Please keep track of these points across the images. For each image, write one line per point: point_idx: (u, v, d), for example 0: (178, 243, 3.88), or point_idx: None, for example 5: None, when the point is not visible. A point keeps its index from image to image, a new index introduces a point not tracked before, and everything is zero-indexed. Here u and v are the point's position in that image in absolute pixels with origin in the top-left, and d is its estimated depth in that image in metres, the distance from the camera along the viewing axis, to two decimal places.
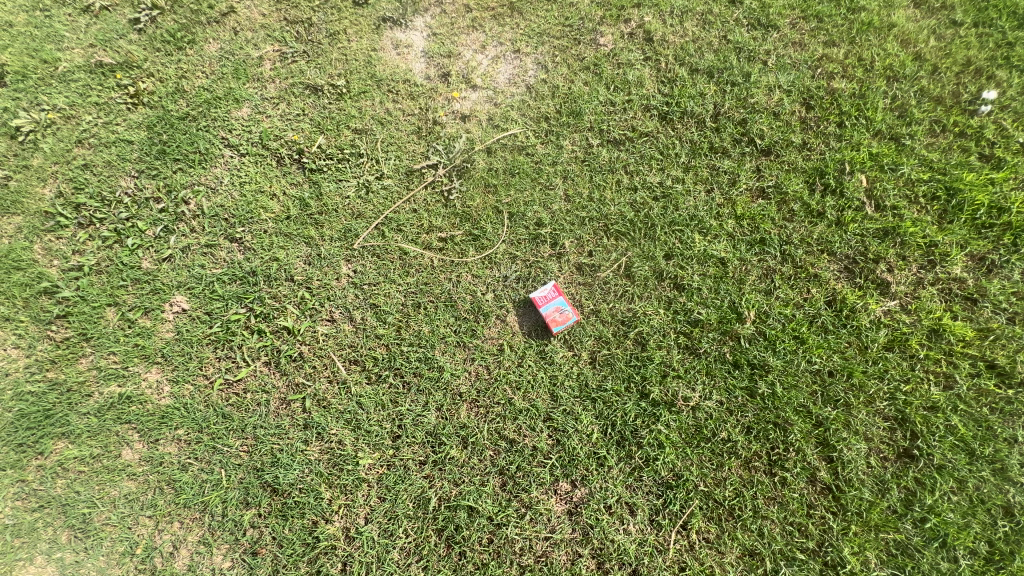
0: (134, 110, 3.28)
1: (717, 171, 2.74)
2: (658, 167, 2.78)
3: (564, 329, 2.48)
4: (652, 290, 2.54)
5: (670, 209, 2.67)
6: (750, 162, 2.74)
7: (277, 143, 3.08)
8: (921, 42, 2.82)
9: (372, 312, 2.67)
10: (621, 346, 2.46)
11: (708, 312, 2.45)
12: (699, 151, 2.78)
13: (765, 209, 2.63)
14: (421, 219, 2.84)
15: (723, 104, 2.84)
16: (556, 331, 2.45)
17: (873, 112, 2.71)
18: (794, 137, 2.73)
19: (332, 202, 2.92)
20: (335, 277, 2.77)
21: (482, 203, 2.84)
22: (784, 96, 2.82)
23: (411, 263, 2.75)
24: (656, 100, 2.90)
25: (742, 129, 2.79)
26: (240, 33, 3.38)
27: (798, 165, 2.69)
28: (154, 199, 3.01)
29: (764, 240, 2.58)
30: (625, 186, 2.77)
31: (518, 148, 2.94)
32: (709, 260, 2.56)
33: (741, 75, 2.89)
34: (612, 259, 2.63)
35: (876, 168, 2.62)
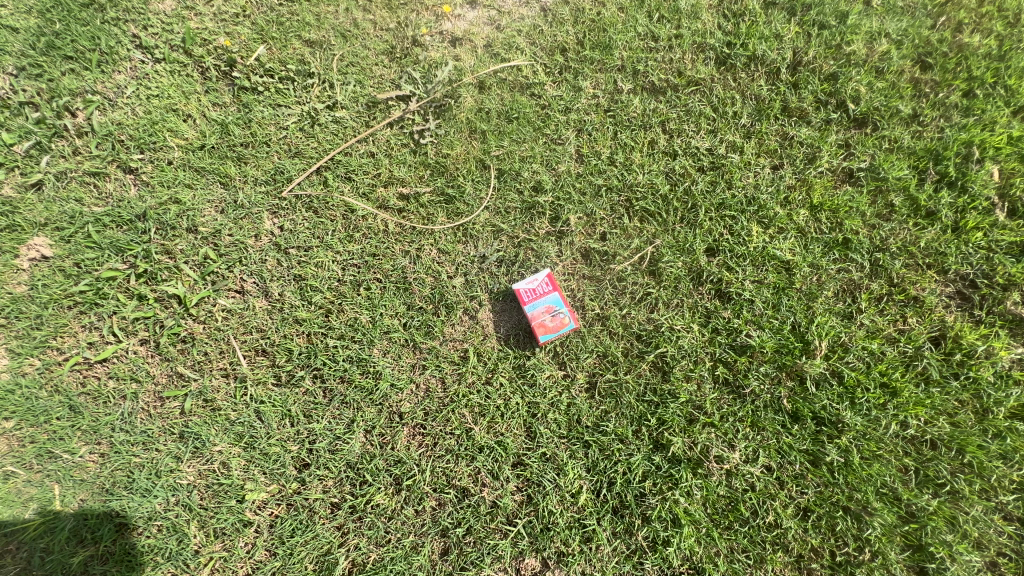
0: None
1: (790, 142, 1.98)
2: (709, 128, 2.02)
3: (557, 339, 1.77)
4: (683, 297, 1.82)
5: (720, 186, 1.92)
6: (836, 134, 1.98)
7: (202, 49, 2.29)
8: None
9: (295, 286, 1.94)
10: (632, 372, 1.75)
11: (762, 336, 1.73)
12: (768, 112, 2.01)
13: (854, 200, 1.88)
14: (378, 168, 2.09)
15: (806, 50, 2.06)
16: (544, 343, 1.74)
17: (1015, 80, 1.94)
18: (901, 105, 1.97)
19: (264, 132, 2.17)
20: (254, 234, 2.03)
21: (463, 154, 2.08)
22: (892, 48, 2.04)
23: (358, 225, 2.02)
24: (715, 39, 2.12)
25: (831, 86, 2.02)
26: None
27: (903, 144, 1.93)
28: (31, 105, 2.23)
29: (847, 244, 1.84)
30: (661, 150, 2.01)
31: (520, 87, 2.18)
32: (768, 263, 1.83)
33: (833, 15, 2.11)
34: (632, 248, 1.89)
35: (1017, 157, 1.86)
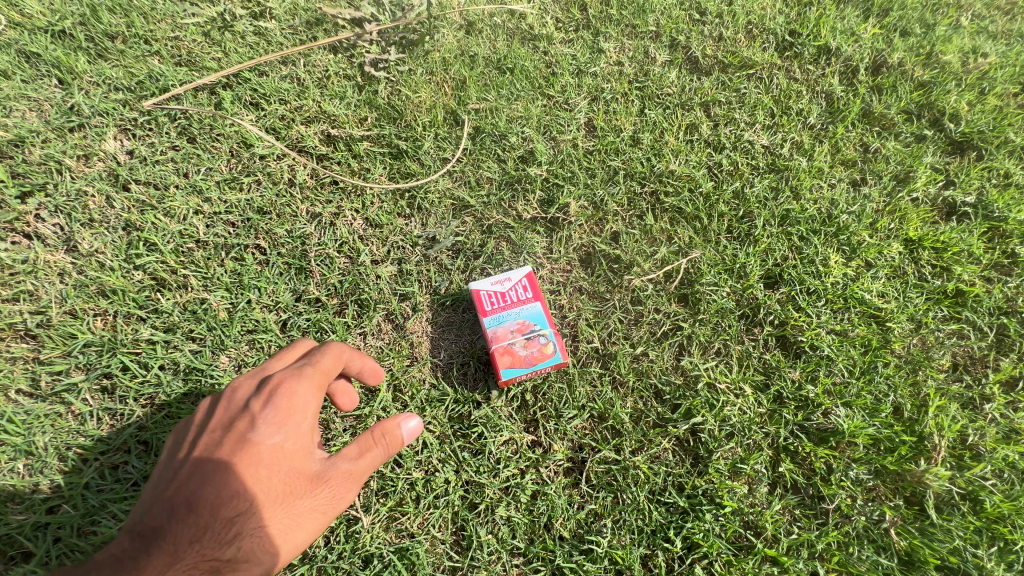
0: None
1: (874, 155, 1.46)
2: (768, 121, 1.49)
3: (531, 379, 1.08)
4: (728, 343, 1.18)
5: (784, 195, 1.36)
6: (932, 154, 1.47)
7: None
8: None
9: (119, 239, 1.20)
10: (643, 453, 1.07)
11: (851, 418, 1.09)
12: (846, 113, 1.50)
13: (967, 239, 1.33)
14: (302, 99, 1.44)
15: (890, 51, 1.60)
16: (511, 382, 1.05)
17: None
18: (1012, 132, 1.49)
19: (148, 27, 1.50)
20: (80, 155, 1.30)
21: (429, 99, 1.46)
22: (993, 67, 1.61)
23: (251, 167, 1.33)
24: (777, 22, 1.65)
25: (923, 97, 1.54)
26: None
27: (1020, 179, 1.43)
28: None
29: (959, 299, 1.27)
30: (704, 138, 1.45)
31: (522, 37, 1.62)
32: (853, 309, 1.23)
33: (918, 23, 1.69)
34: (657, 259, 1.26)
35: None
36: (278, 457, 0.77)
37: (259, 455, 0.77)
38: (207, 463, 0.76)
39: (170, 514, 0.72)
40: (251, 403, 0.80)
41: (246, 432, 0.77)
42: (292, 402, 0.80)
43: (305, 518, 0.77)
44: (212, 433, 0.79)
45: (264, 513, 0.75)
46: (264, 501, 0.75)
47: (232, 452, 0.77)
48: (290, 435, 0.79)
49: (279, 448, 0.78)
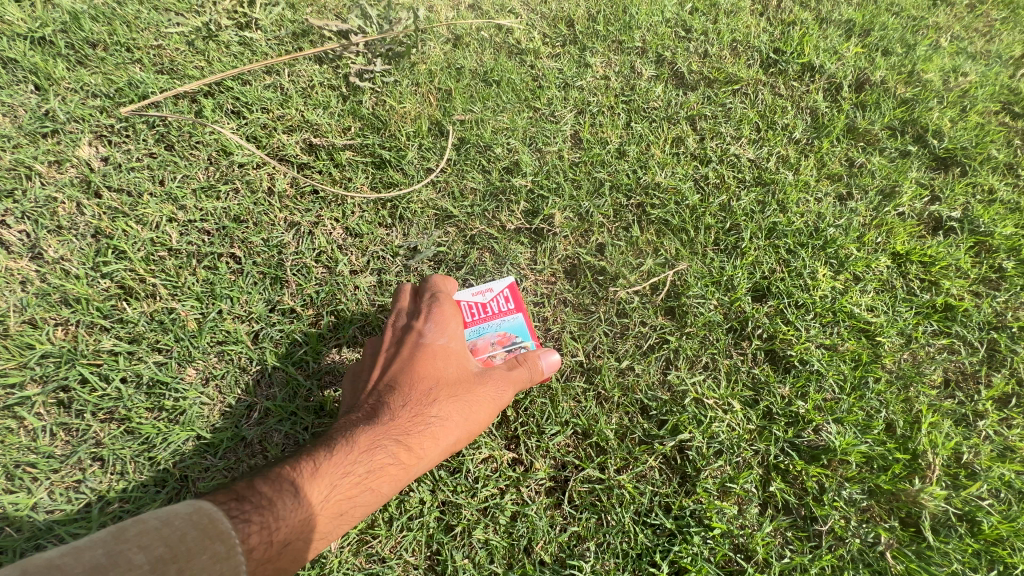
0: None
1: (860, 170, 1.46)
2: (753, 136, 1.49)
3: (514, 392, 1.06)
4: (716, 356, 1.15)
5: (771, 207, 1.35)
6: (917, 170, 1.47)
7: None
8: None
9: (87, 246, 1.15)
10: (628, 471, 1.03)
11: (842, 435, 1.05)
12: (830, 128, 1.50)
13: (955, 253, 1.32)
14: (285, 108, 1.42)
15: (872, 69, 1.62)
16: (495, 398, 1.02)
17: None
18: (995, 149, 1.50)
19: (130, 35, 1.49)
20: (53, 160, 1.27)
21: (414, 110, 1.45)
22: (974, 87, 1.63)
23: (229, 175, 1.30)
24: (761, 40, 1.67)
25: (906, 114, 1.55)
26: None
27: (1004, 195, 1.44)
28: None
29: (948, 313, 1.26)
30: (690, 151, 1.44)
31: (509, 51, 1.63)
32: (842, 323, 1.21)
33: (899, 43, 1.72)
34: (643, 270, 1.24)
35: None
36: (451, 355, 0.93)
37: (432, 355, 0.92)
38: (392, 372, 0.91)
39: (378, 402, 0.88)
40: (413, 320, 0.96)
41: (420, 336, 0.93)
42: (446, 313, 0.96)
43: (485, 398, 0.92)
44: (388, 348, 0.94)
45: (449, 400, 0.89)
46: (447, 385, 0.90)
47: (414, 350, 0.92)
48: (453, 338, 0.94)
49: (449, 348, 0.93)
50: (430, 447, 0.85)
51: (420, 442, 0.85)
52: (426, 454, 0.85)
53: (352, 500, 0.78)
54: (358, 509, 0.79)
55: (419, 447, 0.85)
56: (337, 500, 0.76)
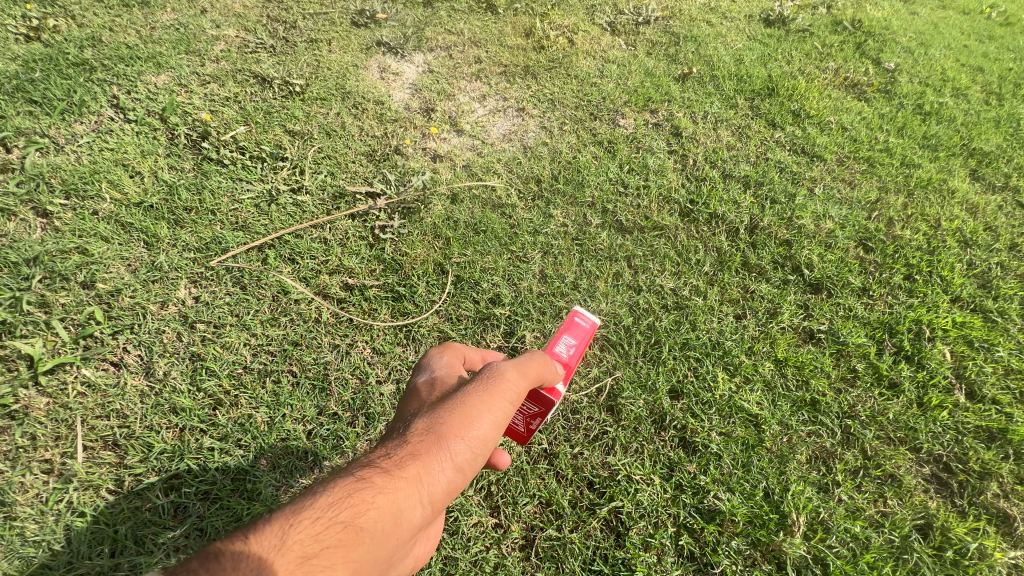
0: (22, 43, 2.54)
1: (752, 294, 1.97)
2: (673, 269, 2.03)
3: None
4: (643, 442, 1.58)
5: (684, 326, 1.85)
6: (794, 294, 2.00)
7: (180, 119, 2.29)
8: (990, 214, 2.39)
9: (187, 367, 1.60)
10: (578, 530, 1.42)
11: (732, 500, 1.47)
12: (730, 263, 2.05)
13: (818, 359, 1.81)
14: (327, 255, 1.93)
15: (761, 216, 2.21)
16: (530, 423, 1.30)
17: (948, 272, 2.10)
18: (851, 277, 2.05)
19: (214, 201, 2.03)
20: (160, 300, 1.74)
21: (422, 255, 1.97)
22: (836, 228, 2.22)
23: (286, 309, 1.77)
24: (679, 194, 2.27)
25: (786, 250, 2.12)
26: (207, 13, 2.91)
27: (857, 312, 1.96)
28: None
29: (816, 405, 1.71)
30: (626, 282, 1.97)
31: (492, 203, 2.19)
32: (736, 414, 1.66)
33: (782, 193, 2.34)
34: (589, 377, 1.71)
35: (963, 342, 1.91)
36: (436, 382, 1.01)
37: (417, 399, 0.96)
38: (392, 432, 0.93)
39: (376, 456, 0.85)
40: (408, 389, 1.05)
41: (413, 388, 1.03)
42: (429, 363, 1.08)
43: (482, 390, 0.89)
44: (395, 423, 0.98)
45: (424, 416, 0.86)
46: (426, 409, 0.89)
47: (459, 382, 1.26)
48: (437, 372, 1.03)
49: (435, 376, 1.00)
50: (412, 457, 0.78)
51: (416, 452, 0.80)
52: (424, 460, 0.79)
53: (333, 528, 0.67)
54: (349, 540, 0.67)
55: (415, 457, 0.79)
56: (322, 527, 0.67)
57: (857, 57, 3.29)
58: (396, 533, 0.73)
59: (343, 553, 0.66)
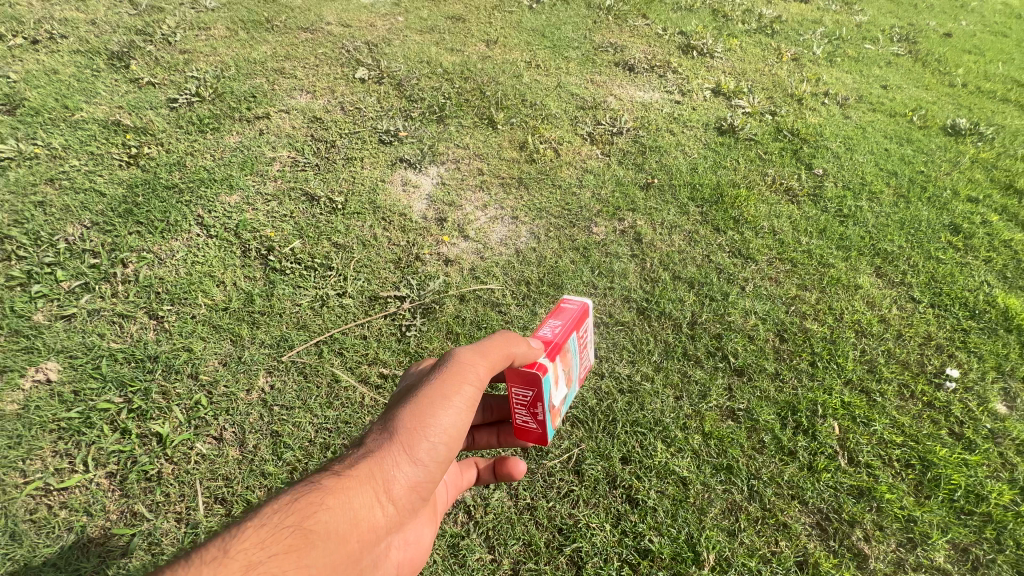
0: (125, 169, 3.26)
1: (689, 379, 2.59)
2: (629, 359, 2.66)
3: (553, 404, 1.77)
4: (600, 497, 2.19)
5: (634, 406, 2.47)
6: (722, 378, 2.61)
7: (251, 235, 2.97)
8: (885, 307, 3.04)
9: (269, 441, 2.21)
10: (550, 563, 2.02)
11: (661, 541, 2.06)
12: (673, 353, 2.68)
13: (735, 432, 2.42)
14: (367, 350, 2.56)
15: (699, 314, 2.86)
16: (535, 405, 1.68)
17: (843, 359, 2.73)
18: (766, 365, 2.68)
19: (280, 305, 2.68)
20: (245, 388, 2.36)
21: (438, 348, 2.60)
22: (758, 322, 2.86)
23: (338, 394, 2.38)
24: (636, 295, 2.93)
25: (717, 342, 2.75)
26: (264, 136, 3.63)
27: (769, 393, 2.57)
28: (92, 252, 2.77)
29: (731, 468, 2.30)
30: (592, 370, 2.61)
31: (492, 303, 2.83)
32: (669, 475, 2.26)
33: (719, 292, 2.99)
34: (561, 448, 2.35)
35: (849, 418, 2.52)
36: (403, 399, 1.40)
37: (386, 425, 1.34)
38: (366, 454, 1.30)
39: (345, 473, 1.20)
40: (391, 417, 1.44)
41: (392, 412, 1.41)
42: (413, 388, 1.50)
43: (427, 399, 1.28)
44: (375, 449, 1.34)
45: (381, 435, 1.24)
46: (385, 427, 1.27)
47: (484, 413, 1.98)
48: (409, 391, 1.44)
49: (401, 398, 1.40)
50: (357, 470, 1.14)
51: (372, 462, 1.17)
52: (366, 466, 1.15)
53: (294, 528, 1.00)
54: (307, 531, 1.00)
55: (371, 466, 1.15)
56: (280, 526, 0.99)
57: (793, 163, 4.00)
58: (346, 522, 1.06)
59: (297, 542, 0.98)
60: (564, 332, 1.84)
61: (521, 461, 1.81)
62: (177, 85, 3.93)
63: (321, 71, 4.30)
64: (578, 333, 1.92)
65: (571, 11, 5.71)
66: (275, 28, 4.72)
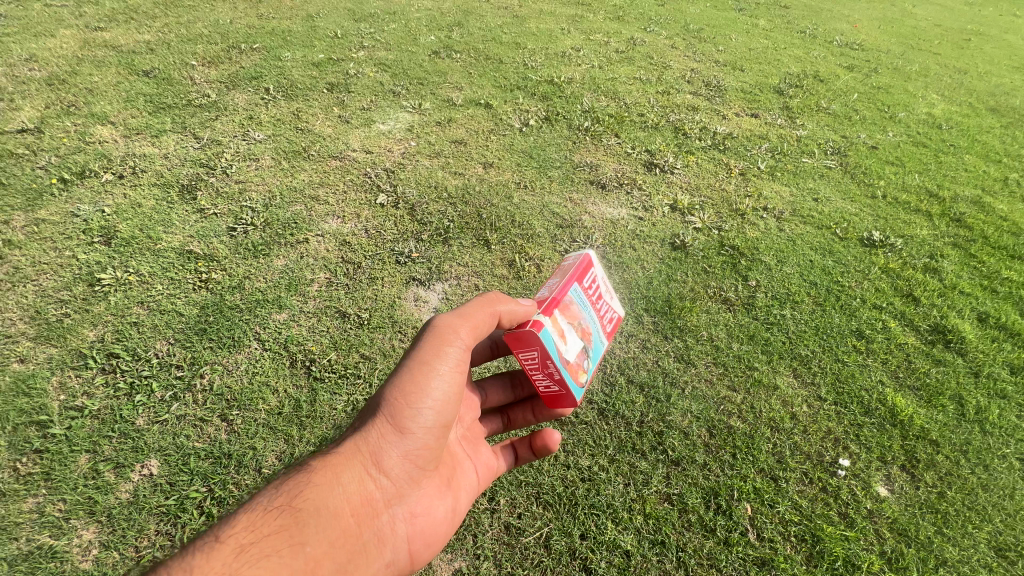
0: (197, 291, 4.16)
1: (636, 468, 3.36)
2: (590, 451, 3.44)
3: (566, 359, 2.44)
4: (563, 566, 2.93)
5: (592, 492, 3.24)
6: (662, 467, 3.38)
7: (297, 348, 3.82)
8: (797, 405, 3.84)
9: None
10: None
11: None
12: (624, 447, 3.47)
13: (668, 512, 3.16)
14: None
15: (646, 413, 3.66)
16: (546, 362, 2.40)
17: (757, 451, 3.51)
18: (697, 456, 3.45)
19: (320, 408, 3.48)
20: None
21: None
22: (693, 419, 3.66)
23: None
24: (597, 397, 3.75)
25: (659, 437, 3.54)
26: (304, 258, 4.55)
27: (698, 480, 3.33)
28: (176, 365, 3.61)
29: (664, 542, 3.03)
30: (560, 461, 3.39)
31: None
32: (616, 549, 2.99)
33: (663, 394, 3.80)
34: (535, 526, 3.09)
35: (759, 500, 3.26)
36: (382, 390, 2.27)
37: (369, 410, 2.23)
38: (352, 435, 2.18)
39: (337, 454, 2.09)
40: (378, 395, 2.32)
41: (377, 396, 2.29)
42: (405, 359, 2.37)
43: (398, 388, 2.17)
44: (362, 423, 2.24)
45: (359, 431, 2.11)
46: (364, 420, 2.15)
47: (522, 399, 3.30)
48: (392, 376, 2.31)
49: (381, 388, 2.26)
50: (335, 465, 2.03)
51: (352, 445, 2.08)
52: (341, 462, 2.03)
53: (296, 506, 1.87)
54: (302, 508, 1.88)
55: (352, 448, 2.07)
56: (285, 504, 1.87)
57: (732, 275, 4.90)
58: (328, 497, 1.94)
59: (296, 514, 1.85)
60: (571, 280, 2.59)
61: (555, 434, 2.81)
62: (234, 214, 4.90)
63: (348, 197, 5.29)
64: (583, 282, 2.65)
65: (555, 132, 6.83)
66: (310, 157, 5.77)
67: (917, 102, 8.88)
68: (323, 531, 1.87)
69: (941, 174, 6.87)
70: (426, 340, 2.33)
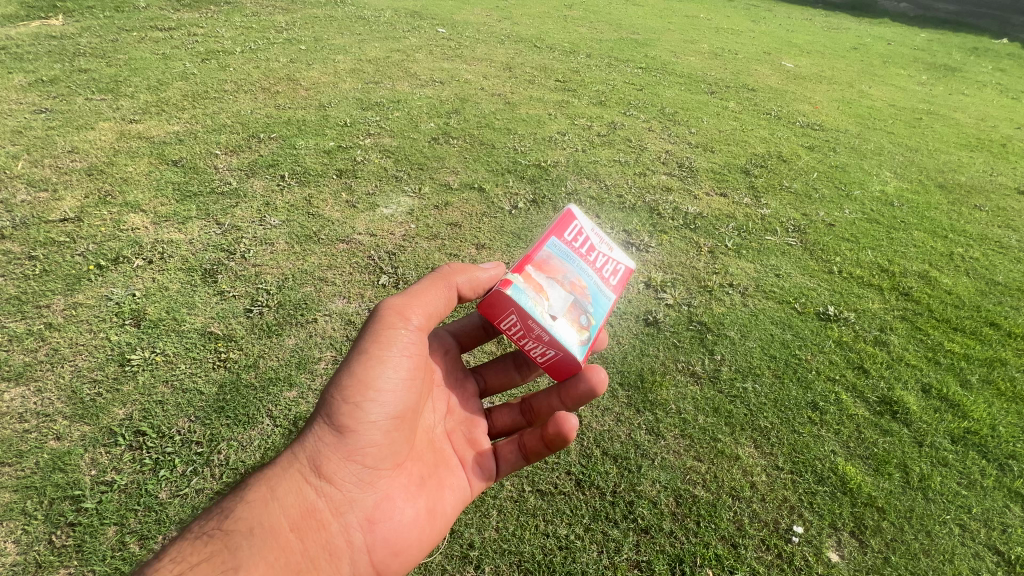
0: (216, 369, 4.63)
1: (608, 536, 3.78)
2: (567, 521, 3.84)
3: (541, 314, 3.05)
4: None
5: (569, 559, 3.64)
6: (632, 535, 3.79)
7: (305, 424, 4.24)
8: (756, 474, 4.25)
9: None
10: None
11: None
12: (598, 516, 3.87)
13: None
14: None
15: (619, 483, 4.08)
16: (523, 321, 3.02)
17: (718, 520, 3.92)
18: (665, 524, 3.86)
19: None
20: None
21: None
22: (661, 489, 4.07)
23: None
24: (575, 467, 4.16)
25: (630, 506, 3.95)
26: (313, 337, 5.05)
27: (665, 547, 3.73)
28: (197, 442, 4.05)
29: None
30: (540, 530, 3.78)
31: None
32: None
33: (635, 464, 4.22)
34: None
35: (719, 566, 3.66)
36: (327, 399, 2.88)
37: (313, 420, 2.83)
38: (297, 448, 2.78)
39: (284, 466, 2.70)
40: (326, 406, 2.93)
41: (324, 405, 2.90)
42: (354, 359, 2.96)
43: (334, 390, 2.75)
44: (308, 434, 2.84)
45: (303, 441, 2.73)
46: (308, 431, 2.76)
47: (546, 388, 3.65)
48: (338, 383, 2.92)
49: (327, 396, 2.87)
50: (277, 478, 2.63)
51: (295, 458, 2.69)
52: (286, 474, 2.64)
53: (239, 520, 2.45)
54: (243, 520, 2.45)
55: (290, 465, 2.68)
56: (229, 519, 2.45)
57: (700, 349, 5.41)
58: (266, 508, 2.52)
59: (236, 527, 2.41)
60: (550, 238, 3.34)
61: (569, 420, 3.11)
62: (250, 295, 5.46)
63: (353, 278, 5.87)
64: (557, 243, 3.34)
65: (542, 213, 7.55)
66: (320, 240, 6.42)
67: (872, 180, 9.78)
68: (263, 532, 2.44)
69: (892, 250, 7.57)
70: (361, 342, 2.88)
